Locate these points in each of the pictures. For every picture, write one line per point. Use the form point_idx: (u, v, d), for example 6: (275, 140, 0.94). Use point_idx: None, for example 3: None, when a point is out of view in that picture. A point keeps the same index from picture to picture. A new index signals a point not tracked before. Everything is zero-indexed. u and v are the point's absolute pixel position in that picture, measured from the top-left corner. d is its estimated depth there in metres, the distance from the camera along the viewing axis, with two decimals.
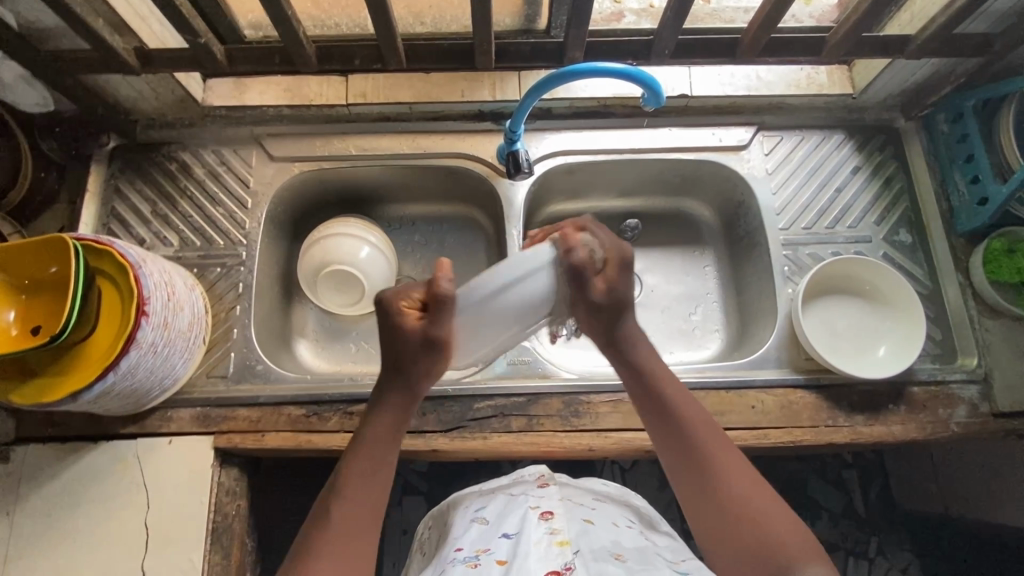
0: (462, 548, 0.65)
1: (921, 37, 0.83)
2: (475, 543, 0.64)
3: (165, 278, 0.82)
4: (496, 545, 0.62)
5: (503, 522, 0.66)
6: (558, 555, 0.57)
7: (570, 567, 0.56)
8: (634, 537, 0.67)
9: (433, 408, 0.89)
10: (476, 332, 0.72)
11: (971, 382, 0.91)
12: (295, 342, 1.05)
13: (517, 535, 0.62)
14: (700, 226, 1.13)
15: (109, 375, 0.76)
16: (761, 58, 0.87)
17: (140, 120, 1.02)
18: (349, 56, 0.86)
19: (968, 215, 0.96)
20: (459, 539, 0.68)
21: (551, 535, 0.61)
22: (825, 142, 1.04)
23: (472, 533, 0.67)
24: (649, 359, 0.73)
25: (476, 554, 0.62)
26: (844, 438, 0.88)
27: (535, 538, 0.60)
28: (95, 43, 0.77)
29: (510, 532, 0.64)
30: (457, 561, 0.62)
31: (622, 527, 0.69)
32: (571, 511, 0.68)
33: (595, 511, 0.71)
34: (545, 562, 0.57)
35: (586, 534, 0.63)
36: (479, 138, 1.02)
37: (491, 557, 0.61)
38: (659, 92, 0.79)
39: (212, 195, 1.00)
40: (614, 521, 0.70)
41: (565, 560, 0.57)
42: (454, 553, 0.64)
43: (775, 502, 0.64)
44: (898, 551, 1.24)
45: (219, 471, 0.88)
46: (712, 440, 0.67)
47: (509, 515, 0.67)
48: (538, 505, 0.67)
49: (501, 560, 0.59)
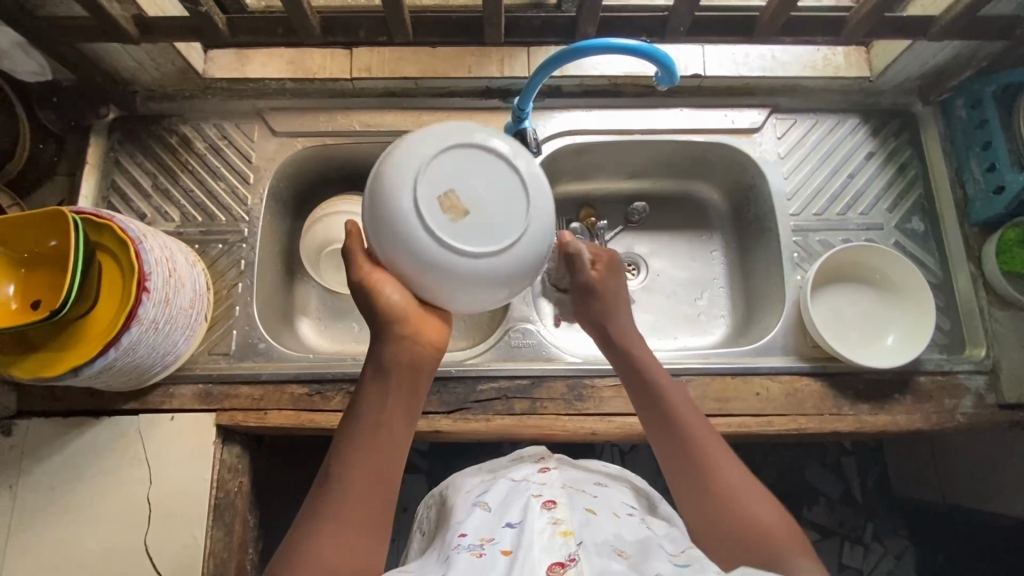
0: (466, 534, 0.64)
1: (946, 18, 0.80)
2: (479, 531, 0.64)
3: (166, 253, 0.81)
4: (501, 535, 0.62)
5: (507, 511, 0.66)
6: (563, 546, 0.57)
7: (574, 559, 0.55)
8: (635, 528, 0.66)
9: (436, 389, 0.88)
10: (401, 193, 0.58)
11: (978, 373, 0.91)
12: (297, 320, 1.05)
13: (520, 524, 0.62)
14: (709, 210, 1.12)
15: (110, 351, 0.75)
16: (779, 38, 0.84)
17: (140, 91, 0.99)
18: (355, 28, 0.83)
19: (982, 204, 0.94)
20: (463, 524, 0.67)
21: (555, 526, 0.60)
22: (839, 126, 1.02)
23: (475, 519, 0.67)
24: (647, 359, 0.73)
25: (480, 543, 0.61)
26: (849, 427, 0.88)
27: (539, 529, 0.60)
28: (92, 10, 0.74)
29: (513, 521, 0.63)
30: (461, 548, 0.61)
31: (623, 517, 0.67)
32: (573, 500, 0.67)
33: (596, 499, 0.69)
34: (549, 554, 0.56)
35: (589, 523, 0.62)
36: (486, 115, 1.00)
37: (496, 547, 0.60)
38: (673, 71, 0.76)
39: (214, 169, 0.99)
40: (614, 510, 0.69)
41: (569, 552, 0.56)
42: (457, 539, 0.64)
43: (758, 489, 0.64)
44: (893, 536, 1.25)
45: (221, 448, 0.88)
46: (711, 440, 0.66)
47: (512, 504, 0.67)
48: (540, 492, 0.67)
49: (506, 551, 0.59)
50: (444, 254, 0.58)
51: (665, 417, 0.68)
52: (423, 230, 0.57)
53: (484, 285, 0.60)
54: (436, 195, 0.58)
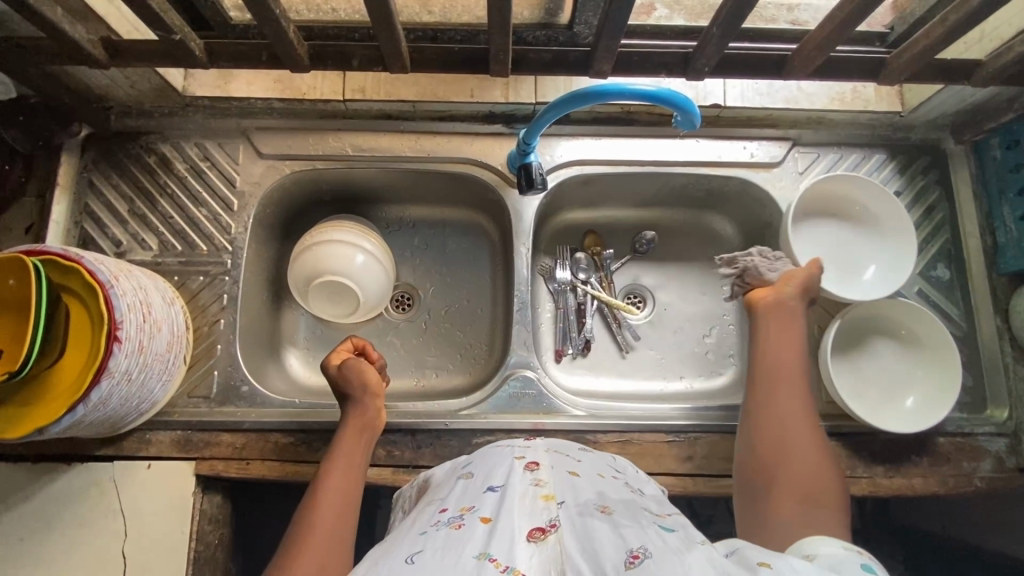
0: (446, 509, 0.58)
1: (994, 64, 0.73)
2: (460, 502, 0.57)
3: (140, 295, 0.75)
4: (482, 503, 0.55)
5: (490, 475, 0.60)
6: (545, 512, 0.52)
7: (555, 524, 0.51)
8: (619, 488, 0.61)
9: (429, 442, 0.85)
10: (832, 243, 0.93)
11: (999, 435, 0.87)
12: (284, 351, 0.99)
13: (503, 489, 0.56)
14: (722, 243, 1.05)
15: (79, 407, 0.69)
16: (811, 78, 0.78)
17: (115, 107, 0.92)
18: (346, 56, 0.76)
19: (1015, 254, 0.88)
20: (444, 499, 0.60)
21: (536, 489, 0.56)
22: (865, 162, 0.95)
23: (457, 491, 0.61)
24: (783, 333, 0.76)
25: (461, 514, 0.55)
26: (861, 490, 0.84)
27: (521, 492, 0.55)
28: (54, 36, 0.66)
29: (495, 486, 0.58)
30: (440, 522, 0.55)
31: (608, 477, 0.63)
32: (557, 464, 0.62)
33: (581, 462, 0.65)
34: (529, 519, 0.52)
35: (572, 485, 0.58)
36: (489, 141, 0.94)
37: (476, 515, 0.54)
38: (692, 115, 0.72)
39: (194, 194, 0.92)
40: (599, 471, 0.64)
41: (550, 518, 0.51)
42: (436, 514, 0.57)
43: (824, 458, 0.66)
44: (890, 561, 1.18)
45: (201, 498, 0.83)
46: (801, 402, 0.70)
47: (495, 468, 0.62)
48: (523, 455, 0.64)
49: (486, 518, 0.52)
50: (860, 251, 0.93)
51: (770, 360, 0.74)
52: (842, 238, 0.94)
53: (838, 256, 0.93)
54: (827, 239, 0.93)
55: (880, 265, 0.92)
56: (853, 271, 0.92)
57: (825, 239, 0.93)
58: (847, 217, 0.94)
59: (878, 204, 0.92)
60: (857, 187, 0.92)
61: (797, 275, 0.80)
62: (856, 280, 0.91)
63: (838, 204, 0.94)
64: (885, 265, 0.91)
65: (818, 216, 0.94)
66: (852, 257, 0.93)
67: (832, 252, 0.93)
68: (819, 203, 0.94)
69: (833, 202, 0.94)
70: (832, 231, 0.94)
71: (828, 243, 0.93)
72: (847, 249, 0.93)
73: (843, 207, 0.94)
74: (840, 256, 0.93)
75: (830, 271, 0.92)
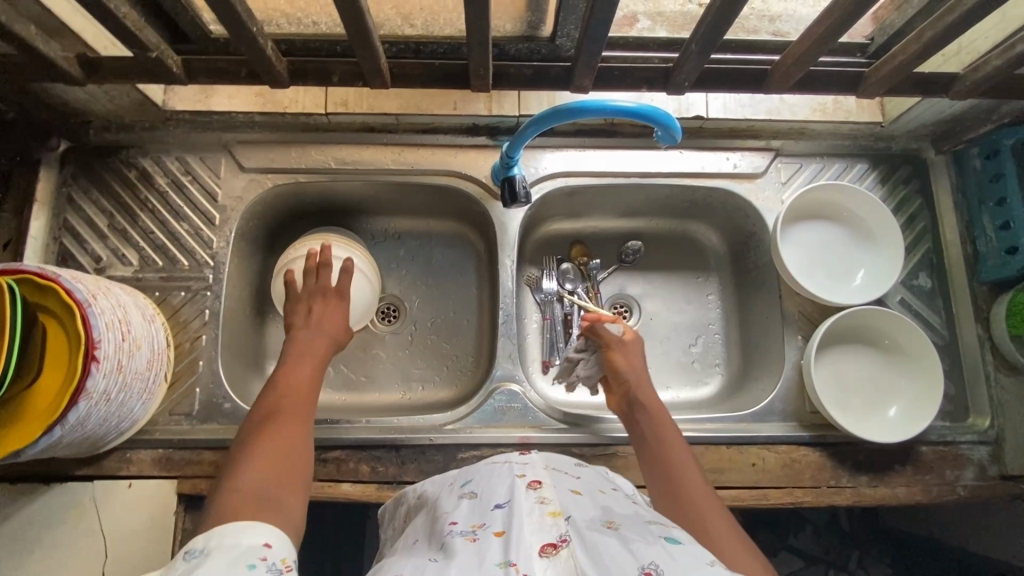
0: (456, 523, 0.57)
1: (972, 77, 0.74)
2: (471, 517, 0.56)
3: (119, 313, 0.75)
4: (493, 519, 0.54)
5: (493, 492, 0.59)
6: (554, 528, 0.52)
7: (567, 539, 0.50)
8: (620, 502, 0.61)
9: (413, 458, 0.84)
10: (824, 248, 0.94)
11: (981, 443, 0.87)
12: (268, 365, 0.98)
13: (509, 505, 0.56)
14: (708, 252, 1.05)
15: (56, 429, 0.68)
16: (790, 91, 0.78)
17: (94, 121, 0.91)
18: (327, 72, 0.76)
19: (994, 264, 0.89)
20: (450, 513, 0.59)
21: (542, 506, 0.55)
22: (847, 172, 0.96)
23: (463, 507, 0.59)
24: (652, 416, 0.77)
25: (472, 530, 0.54)
26: (845, 500, 0.84)
27: (528, 509, 0.54)
28: (29, 55, 0.66)
29: (502, 502, 0.57)
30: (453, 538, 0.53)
31: (608, 492, 0.63)
32: (557, 481, 0.62)
33: (580, 479, 0.64)
34: (540, 535, 0.51)
35: (574, 501, 0.57)
36: (473, 154, 0.94)
37: (489, 531, 0.53)
38: (673, 130, 0.72)
39: (175, 209, 0.91)
40: (599, 487, 0.64)
41: (562, 533, 0.51)
42: (447, 528, 0.56)
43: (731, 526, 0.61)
44: (877, 564, 1.16)
45: (182, 517, 0.84)
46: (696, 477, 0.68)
47: (497, 485, 0.60)
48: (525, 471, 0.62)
49: (499, 535, 0.52)
50: (850, 255, 0.94)
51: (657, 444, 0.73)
52: (833, 243, 0.94)
53: (828, 261, 0.94)
54: (818, 245, 0.94)
55: (873, 268, 0.92)
56: (843, 276, 0.93)
57: (817, 245, 0.94)
58: (841, 222, 0.95)
59: (873, 211, 0.92)
60: (853, 196, 0.92)
61: (618, 363, 0.83)
62: (846, 284, 0.92)
63: (833, 210, 0.95)
64: (875, 269, 0.92)
65: (812, 222, 0.95)
66: (842, 261, 0.94)
67: (822, 257, 0.94)
68: (814, 209, 0.95)
69: (829, 209, 0.95)
70: (825, 236, 0.95)
71: (819, 248, 0.94)
72: (838, 254, 0.94)
73: (837, 214, 0.95)
74: (830, 261, 0.94)
75: (821, 274, 0.93)
